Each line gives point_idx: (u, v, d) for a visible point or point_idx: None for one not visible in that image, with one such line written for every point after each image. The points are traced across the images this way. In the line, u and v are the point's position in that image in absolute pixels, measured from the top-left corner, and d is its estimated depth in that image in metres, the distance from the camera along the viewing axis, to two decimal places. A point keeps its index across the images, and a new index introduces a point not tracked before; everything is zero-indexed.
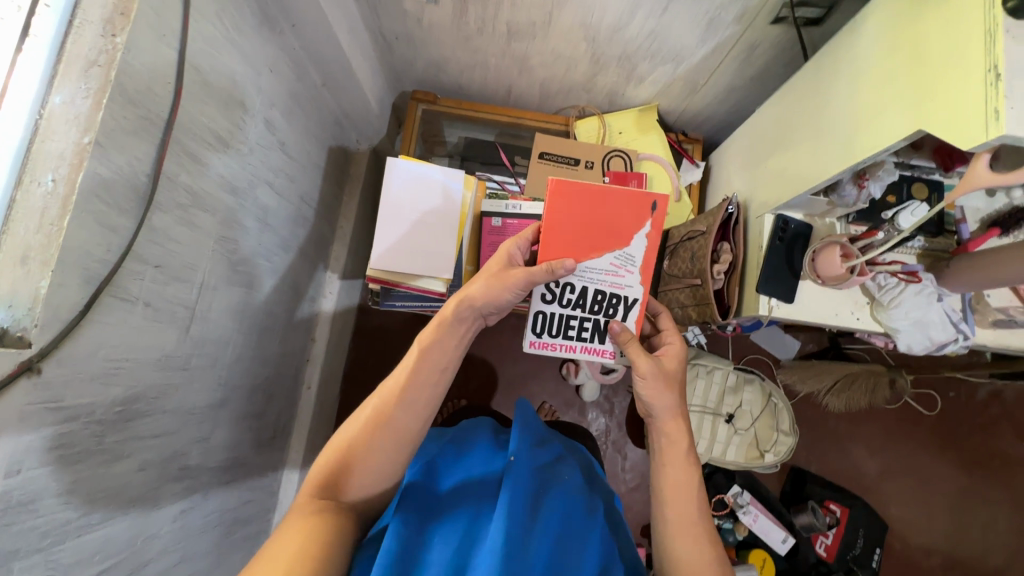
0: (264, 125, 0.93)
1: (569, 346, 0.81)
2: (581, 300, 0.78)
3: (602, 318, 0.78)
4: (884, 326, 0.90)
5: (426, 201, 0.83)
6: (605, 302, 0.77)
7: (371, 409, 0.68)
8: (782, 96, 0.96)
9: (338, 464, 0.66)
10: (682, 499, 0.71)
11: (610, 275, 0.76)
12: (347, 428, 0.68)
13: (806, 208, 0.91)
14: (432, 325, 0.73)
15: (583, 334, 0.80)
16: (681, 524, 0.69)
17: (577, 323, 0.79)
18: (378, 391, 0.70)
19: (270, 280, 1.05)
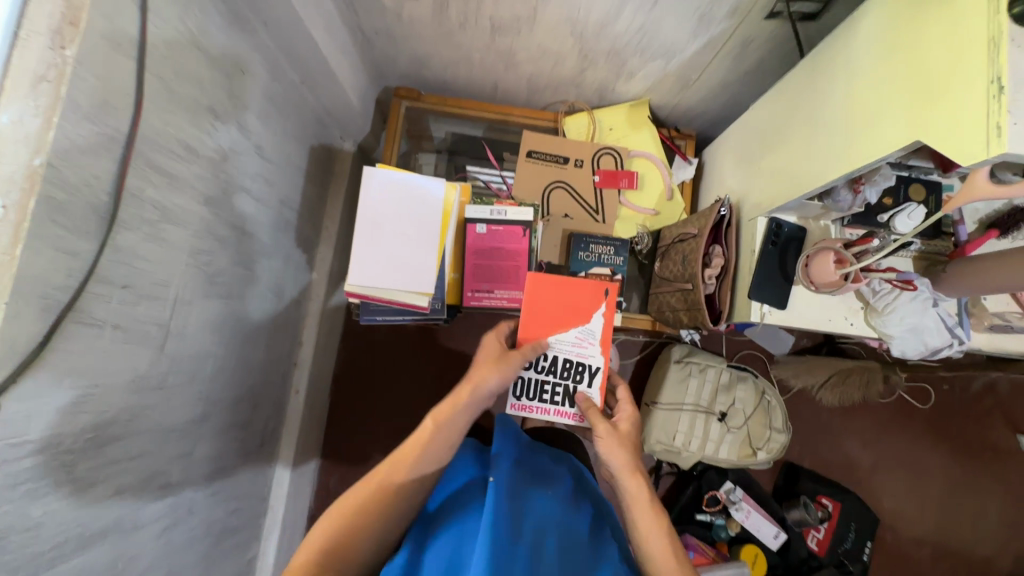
0: (238, 129, 0.89)
1: (543, 410, 0.89)
2: (552, 368, 0.88)
3: (571, 383, 0.88)
4: (878, 331, 0.88)
5: (407, 212, 0.75)
6: (573, 368, 0.88)
7: (383, 476, 0.69)
8: (778, 94, 0.92)
9: (343, 529, 0.64)
10: (658, 544, 0.71)
11: (577, 346, 0.88)
12: (352, 495, 0.67)
13: (800, 211, 0.88)
14: (444, 403, 0.76)
15: (556, 397, 0.88)
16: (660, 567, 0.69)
17: (550, 387, 0.88)
18: (387, 459, 0.71)
19: (251, 288, 1.03)
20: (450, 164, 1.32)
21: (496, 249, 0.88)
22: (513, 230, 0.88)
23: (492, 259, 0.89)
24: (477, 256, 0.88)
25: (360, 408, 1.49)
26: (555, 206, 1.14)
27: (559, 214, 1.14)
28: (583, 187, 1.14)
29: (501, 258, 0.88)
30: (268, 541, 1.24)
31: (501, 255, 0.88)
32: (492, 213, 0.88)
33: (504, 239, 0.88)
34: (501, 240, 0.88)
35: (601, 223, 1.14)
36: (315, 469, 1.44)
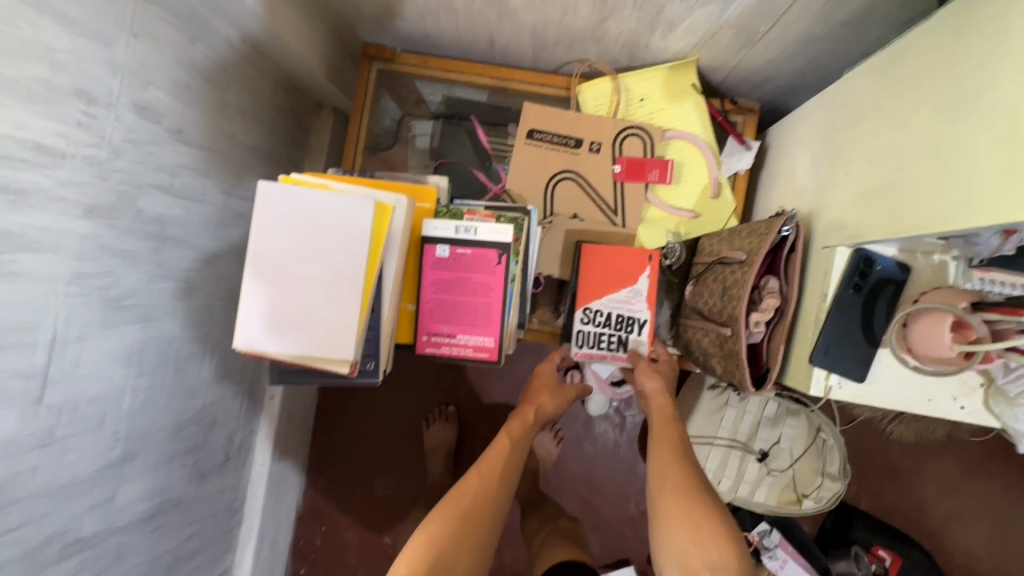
0: (140, 113, 0.69)
1: (598, 357, 0.85)
2: (608, 321, 0.84)
3: (625, 332, 0.84)
4: (1001, 421, 0.61)
5: (317, 245, 0.54)
6: (625, 323, 0.84)
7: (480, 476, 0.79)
8: (897, 64, 0.61)
9: (451, 521, 0.71)
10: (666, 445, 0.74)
11: (627, 305, 0.84)
12: (453, 498, 0.74)
13: (907, 243, 0.59)
14: (515, 422, 0.92)
15: (611, 343, 0.85)
16: (665, 458, 0.72)
17: (606, 335, 0.84)
18: (477, 465, 0.81)
19: (191, 299, 0.87)
20: (473, 146, 1.02)
21: (461, 281, 0.66)
22: (488, 256, 0.66)
23: (456, 292, 0.67)
24: (436, 289, 0.67)
25: (350, 407, 1.38)
26: (563, 204, 0.89)
27: (565, 214, 0.89)
28: (599, 179, 0.88)
29: (469, 293, 0.66)
30: (242, 553, 1.17)
31: (469, 289, 0.66)
32: (455, 231, 0.65)
33: (472, 267, 0.66)
34: (469, 269, 0.66)
35: (619, 227, 0.88)
36: (301, 470, 1.35)
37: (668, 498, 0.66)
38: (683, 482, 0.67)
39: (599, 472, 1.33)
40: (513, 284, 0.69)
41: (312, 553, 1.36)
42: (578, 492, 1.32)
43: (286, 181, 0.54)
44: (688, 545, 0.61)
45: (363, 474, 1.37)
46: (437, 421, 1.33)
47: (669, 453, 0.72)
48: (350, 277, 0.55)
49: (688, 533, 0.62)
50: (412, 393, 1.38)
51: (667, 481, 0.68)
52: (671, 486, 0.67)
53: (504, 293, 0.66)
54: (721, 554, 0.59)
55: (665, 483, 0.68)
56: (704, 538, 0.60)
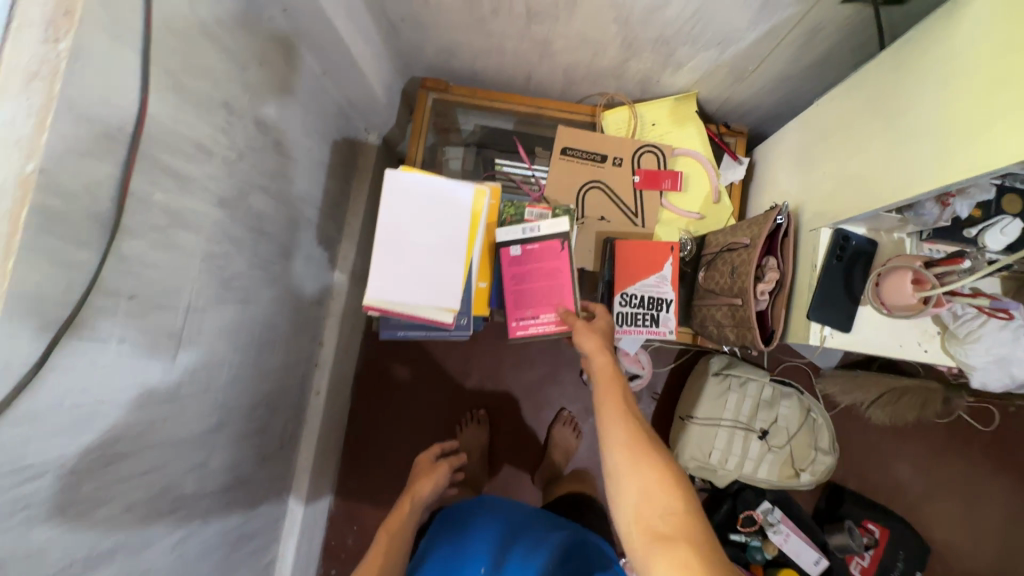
0: (256, 125, 0.84)
1: (637, 334, 0.99)
2: (642, 302, 0.98)
3: (657, 311, 0.98)
4: (956, 360, 0.77)
5: (429, 220, 0.69)
6: (655, 303, 0.98)
7: (365, 575, 0.79)
8: (849, 91, 0.82)
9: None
10: (608, 394, 0.71)
11: (655, 288, 0.98)
12: None
13: (873, 222, 0.78)
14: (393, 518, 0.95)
15: (647, 320, 0.98)
16: (609, 403, 0.70)
17: (641, 314, 0.98)
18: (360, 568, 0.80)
19: (271, 290, 0.98)
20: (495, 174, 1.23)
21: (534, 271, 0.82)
22: (550, 240, 0.81)
23: (530, 279, 0.82)
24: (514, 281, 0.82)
25: (382, 409, 1.47)
26: (591, 208, 1.06)
27: (594, 216, 1.06)
28: (621, 188, 1.06)
29: (542, 278, 0.82)
30: (285, 545, 1.22)
31: (537, 267, 0.81)
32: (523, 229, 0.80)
33: (540, 256, 0.81)
34: (537, 259, 0.81)
35: (640, 227, 1.05)
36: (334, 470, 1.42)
37: (614, 451, 0.65)
38: (632, 435, 0.65)
39: None
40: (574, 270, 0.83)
41: (343, 553, 1.41)
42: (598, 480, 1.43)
43: (405, 168, 0.69)
44: (637, 498, 0.60)
45: (393, 474, 1.45)
46: (470, 425, 1.43)
47: (613, 403, 0.69)
48: (453, 244, 0.69)
49: (637, 486, 0.61)
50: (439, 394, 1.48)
51: (611, 433, 0.67)
52: (619, 444, 0.65)
53: (570, 272, 0.81)
54: (670, 499, 0.59)
55: (609, 435, 0.67)
56: (653, 488, 0.60)
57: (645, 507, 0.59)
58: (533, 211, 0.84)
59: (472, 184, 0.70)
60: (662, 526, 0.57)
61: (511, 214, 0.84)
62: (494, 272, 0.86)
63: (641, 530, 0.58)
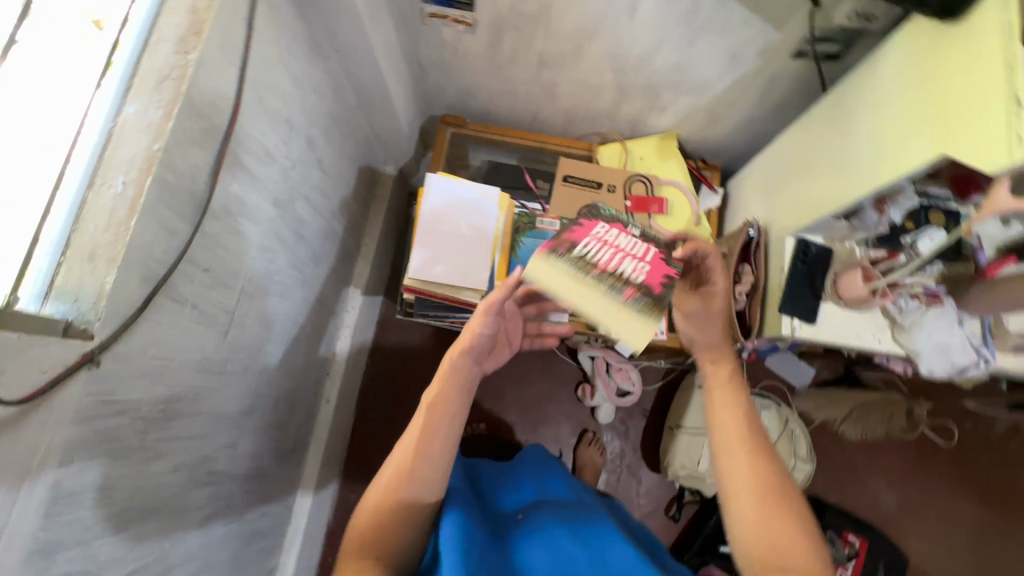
0: (306, 141, 0.97)
1: None
2: None
3: None
4: (906, 348, 0.91)
5: (462, 216, 0.83)
6: None
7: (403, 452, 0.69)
8: (801, 127, 1.00)
9: (379, 510, 0.65)
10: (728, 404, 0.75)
11: None
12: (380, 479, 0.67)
13: (827, 232, 0.94)
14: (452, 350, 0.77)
15: None
16: (730, 406, 0.74)
17: None
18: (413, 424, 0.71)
19: (301, 291, 1.08)
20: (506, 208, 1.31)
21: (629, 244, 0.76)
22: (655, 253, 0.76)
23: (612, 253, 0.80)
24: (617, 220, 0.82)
25: (385, 424, 1.52)
26: None
27: None
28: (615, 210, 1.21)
29: None
30: (287, 553, 1.23)
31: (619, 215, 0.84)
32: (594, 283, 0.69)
33: (623, 257, 0.72)
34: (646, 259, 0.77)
35: None
36: (335, 485, 1.44)
37: (736, 465, 0.69)
38: (758, 467, 0.68)
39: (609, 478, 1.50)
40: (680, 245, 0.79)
41: None
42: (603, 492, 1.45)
43: (444, 177, 0.85)
44: (761, 536, 0.63)
45: None
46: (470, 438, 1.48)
47: (737, 415, 0.73)
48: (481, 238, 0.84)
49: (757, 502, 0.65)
50: None
51: (738, 456, 0.69)
52: (748, 473, 0.67)
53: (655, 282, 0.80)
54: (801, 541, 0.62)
55: (730, 444, 0.71)
56: (785, 527, 0.63)
57: (769, 547, 0.62)
58: (543, 220, 0.99)
59: (497, 192, 0.86)
60: (785, 548, 0.62)
61: (526, 222, 0.98)
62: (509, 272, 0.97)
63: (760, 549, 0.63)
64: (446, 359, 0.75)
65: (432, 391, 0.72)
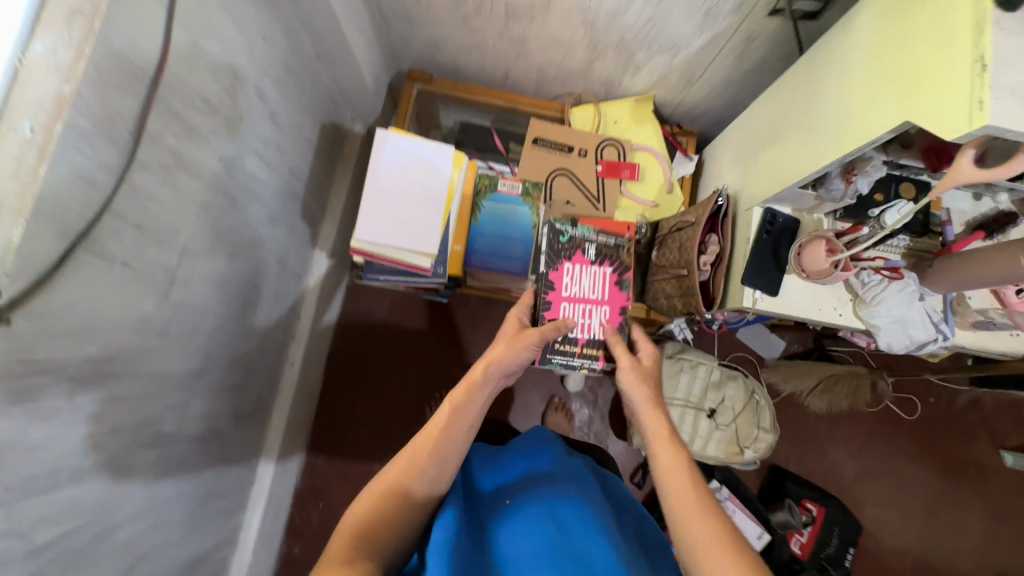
0: (256, 93, 0.92)
1: None
2: None
3: None
4: (865, 322, 0.90)
5: (412, 174, 0.78)
6: None
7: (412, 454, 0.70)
8: (776, 92, 0.96)
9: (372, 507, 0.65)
10: (669, 454, 0.72)
11: None
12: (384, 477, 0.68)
13: (795, 203, 0.91)
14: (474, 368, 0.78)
15: None
16: (673, 469, 0.70)
17: None
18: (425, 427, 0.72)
19: (256, 252, 1.05)
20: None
21: (586, 283, 0.91)
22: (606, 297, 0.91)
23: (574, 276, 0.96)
24: (570, 249, 0.90)
25: (354, 388, 1.52)
26: (558, 193, 1.17)
27: (561, 200, 1.16)
28: (585, 175, 1.17)
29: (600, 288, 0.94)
30: (251, 513, 1.24)
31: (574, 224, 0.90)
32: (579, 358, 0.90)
33: (590, 311, 0.90)
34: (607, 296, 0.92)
35: (601, 211, 1.17)
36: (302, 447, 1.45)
37: (684, 513, 0.65)
38: (710, 524, 0.63)
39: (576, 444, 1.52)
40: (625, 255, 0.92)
41: (307, 530, 1.43)
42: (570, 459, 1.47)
43: (394, 132, 0.80)
44: None
45: (361, 453, 1.49)
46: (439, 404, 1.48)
47: (676, 465, 0.70)
48: (432, 198, 0.79)
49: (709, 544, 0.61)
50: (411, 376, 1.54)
51: (686, 515, 0.65)
52: (703, 535, 0.62)
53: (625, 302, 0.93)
54: None
55: (677, 494, 0.67)
56: None
57: None
58: (505, 183, 0.95)
59: (450, 148, 0.81)
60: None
61: (486, 185, 0.94)
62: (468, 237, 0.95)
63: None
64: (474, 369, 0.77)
65: (453, 398, 0.74)
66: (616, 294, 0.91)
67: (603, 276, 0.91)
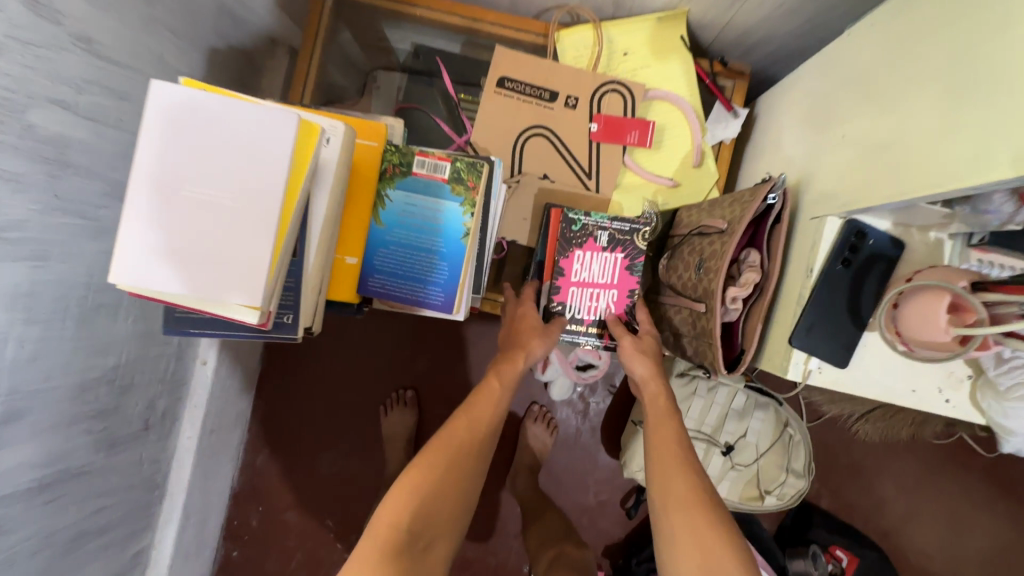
0: (30, 6, 0.58)
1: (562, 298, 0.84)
2: None
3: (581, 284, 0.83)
4: (985, 416, 0.57)
5: (217, 167, 0.51)
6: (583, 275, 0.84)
7: (465, 431, 0.70)
8: (902, 18, 0.56)
9: (428, 484, 0.65)
10: (667, 456, 0.68)
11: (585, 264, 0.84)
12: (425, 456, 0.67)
13: (903, 215, 0.54)
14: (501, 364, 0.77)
15: None
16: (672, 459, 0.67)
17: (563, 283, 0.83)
18: (457, 415, 0.72)
19: (101, 242, 0.76)
20: (449, 113, 0.96)
21: (596, 268, 0.79)
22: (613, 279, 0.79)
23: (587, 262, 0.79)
24: (582, 237, 0.77)
25: (299, 379, 1.30)
26: (531, 162, 0.81)
27: (535, 173, 0.81)
28: (573, 137, 0.81)
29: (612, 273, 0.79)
30: (163, 531, 1.07)
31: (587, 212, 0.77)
32: (582, 335, 0.80)
33: (598, 296, 0.79)
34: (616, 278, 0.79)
35: (592, 191, 0.81)
36: (236, 445, 1.26)
37: (672, 512, 0.63)
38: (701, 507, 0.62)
39: (558, 460, 1.27)
40: (639, 241, 0.78)
41: (246, 534, 1.28)
42: (549, 478, 1.25)
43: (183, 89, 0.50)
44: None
45: (305, 452, 1.30)
46: (394, 407, 1.26)
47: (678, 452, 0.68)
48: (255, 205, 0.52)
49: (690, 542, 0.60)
50: (364, 366, 1.30)
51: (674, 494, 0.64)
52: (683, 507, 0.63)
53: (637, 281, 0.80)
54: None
55: (671, 496, 0.64)
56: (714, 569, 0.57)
57: None
58: (424, 162, 0.66)
59: (284, 115, 0.52)
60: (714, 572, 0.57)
61: (395, 163, 0.66)
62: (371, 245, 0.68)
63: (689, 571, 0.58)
64: (512, 364, 0.75)
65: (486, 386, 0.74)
66: (626, 278, 0.79)
67: (614, 262, 0.78)
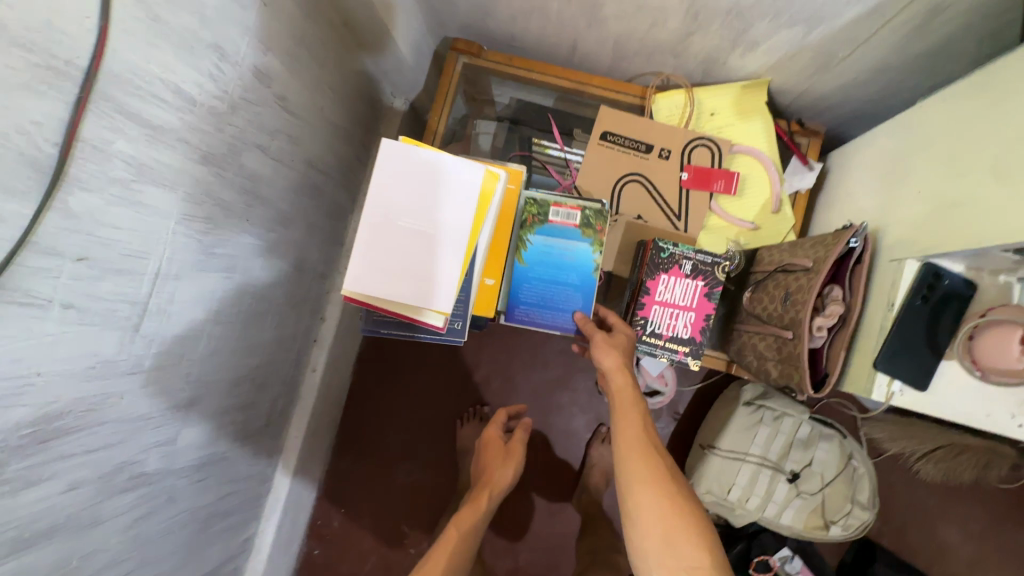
0: (254, 76, 0.74)
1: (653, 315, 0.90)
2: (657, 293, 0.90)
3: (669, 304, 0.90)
4: None
5: (420, 199, 0.65)
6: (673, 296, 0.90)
7: (457, 533, 0.90)
8: (982, 95, 0.65)
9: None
10: (633, 451, 0.71)
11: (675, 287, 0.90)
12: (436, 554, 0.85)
13: (974, 260, 0.63)
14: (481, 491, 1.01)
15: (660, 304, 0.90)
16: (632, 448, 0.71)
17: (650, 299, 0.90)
18: (451, 524, 0.92)
19: (264, 259, 0.91)
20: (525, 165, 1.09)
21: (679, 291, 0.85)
22: (692, 302, 0.84)
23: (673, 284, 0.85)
24: (667, 264, 0.84)
25: (384, 392, 1.42)
26: (627, 205, 0.93)
27: (631, 214, 0.93)
28: (665, 184, 0.93)
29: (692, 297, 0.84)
30: (266, 522, 1.18)
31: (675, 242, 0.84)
32: (659, 348, 0.85)
33: (676, 316, 0.85)
34: (694, 301, 0.84)
35: (682, 231, 0.92)
36: (326, 450, 1.38)
37: (637, 495, 0.68)
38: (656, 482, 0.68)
39: None
40: (719, 272, 0.84)
41: (327, 535, 1.37)
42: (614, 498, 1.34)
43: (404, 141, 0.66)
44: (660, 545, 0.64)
45: (386, 460, 1.40)
46: (470, 421, 1.36)
47: (635, 438, 0.72)
48: (448, 232, 0.65)
49: (661, 542, 0.64)
50: (443, 383, 1.42)
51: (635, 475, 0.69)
52: (641, 487, 0.68)
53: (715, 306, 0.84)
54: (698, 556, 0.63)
55: (637, 481, 0.69)
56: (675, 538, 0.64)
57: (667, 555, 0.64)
58: (558, 211, 0.80)
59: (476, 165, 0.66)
60: (679, 549, 0.64)
61: (535, 214, 0.79)
62: (513, 278, 0.82)
63: (654, 548, 0.65)
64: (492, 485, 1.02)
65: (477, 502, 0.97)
66: (704, 302, 0.84)
67: (695, 288, 0.84)
